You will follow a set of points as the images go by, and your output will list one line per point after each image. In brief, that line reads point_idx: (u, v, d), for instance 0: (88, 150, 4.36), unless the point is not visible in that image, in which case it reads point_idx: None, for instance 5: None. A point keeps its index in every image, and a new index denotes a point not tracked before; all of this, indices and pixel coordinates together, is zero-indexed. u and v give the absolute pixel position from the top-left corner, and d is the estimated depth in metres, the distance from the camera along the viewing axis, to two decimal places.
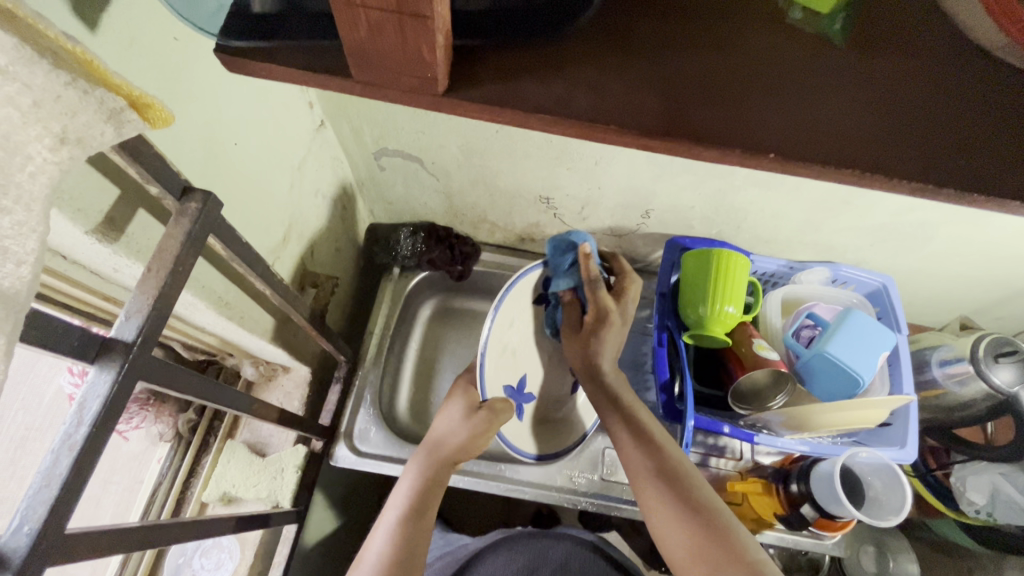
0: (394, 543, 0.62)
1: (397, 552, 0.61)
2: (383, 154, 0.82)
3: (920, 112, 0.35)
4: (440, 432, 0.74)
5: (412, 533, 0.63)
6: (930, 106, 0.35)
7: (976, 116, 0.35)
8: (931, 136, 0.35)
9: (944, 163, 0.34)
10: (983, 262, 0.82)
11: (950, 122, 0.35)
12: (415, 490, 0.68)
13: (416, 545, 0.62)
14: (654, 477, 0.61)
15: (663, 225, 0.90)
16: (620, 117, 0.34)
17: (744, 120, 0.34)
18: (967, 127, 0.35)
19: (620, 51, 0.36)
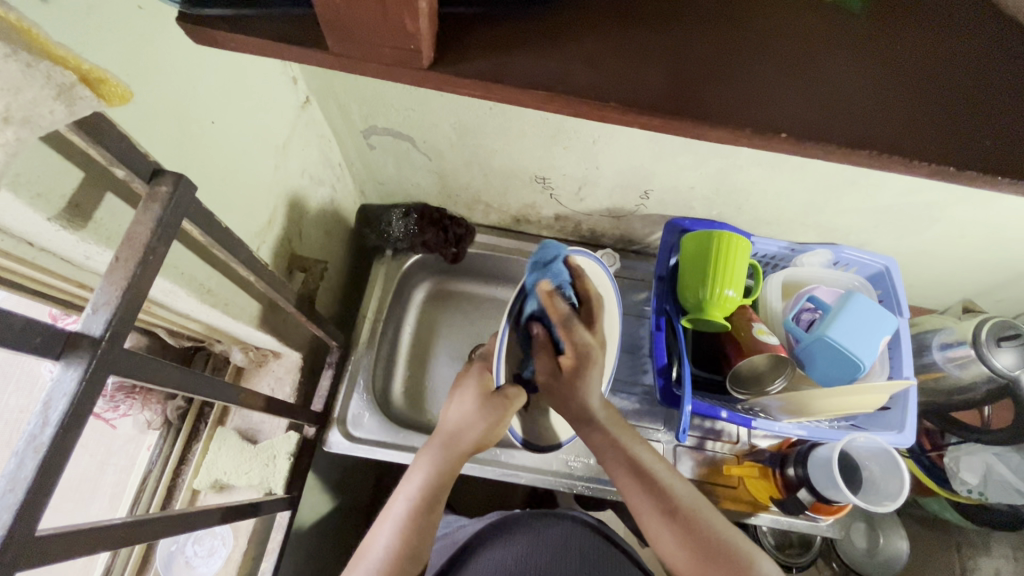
0: (404, 538, 0.58)
1: (405, 549, 0.57)
2: (372, 132, 0.79)
3: (946, 87, 0.33)
4: (456, 423, 0.66)
5: (421, 527, 0.59)
6: (955, 80, 0.33)
7: (1004, 91, 0.33)
8: (956, 112, 0.32)
9: (965, 143, 0.32)
10: (989, 244, 0.80)
11: (977, 96, 0.33)
12: (431, 483, 0.62)
13: (423, 537, 0.59)
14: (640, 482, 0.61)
15: (662, 206, 0.88)
16: (621, 94, 0.31)
17: (756, 96, 0.32)
18: (995, 103, 0.33)
19: (623, 20, 0.33)
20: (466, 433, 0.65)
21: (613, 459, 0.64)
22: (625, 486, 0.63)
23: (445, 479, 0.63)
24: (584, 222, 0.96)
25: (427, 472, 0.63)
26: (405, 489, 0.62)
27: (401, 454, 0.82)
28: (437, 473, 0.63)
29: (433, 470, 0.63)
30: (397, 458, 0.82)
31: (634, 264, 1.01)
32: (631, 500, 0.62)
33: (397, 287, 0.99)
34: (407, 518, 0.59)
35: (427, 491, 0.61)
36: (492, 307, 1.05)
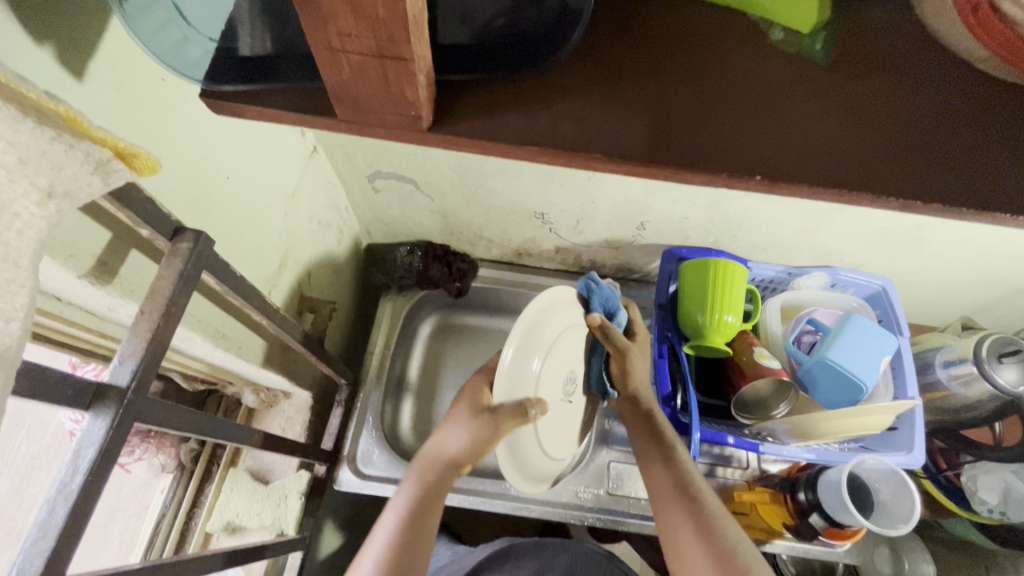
0: (396, 544, 0.57)
1: (399, 554, 0.57)
2: (376, 177, 0.83)
3: (905, 126, 0.36)
4: (437, 443, 0.66)
5: (413, 539, 0.58)
6: (916, 121, 0.36)
7: (963, 129, 0.36)
8: (917, 149, 0.35)
9: (928, 177, 0.34)
10: (982, 262, 0.82)
11: (939, 133, 0.35)
12: (412, 507, 0.61)
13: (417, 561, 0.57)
14: (677, 497, 0.60)
15: (659, 236, 0.90)
16: (606, 146, 0.34)
17: (733, 142, 0.35)
18: (955, 140, 0.35)
19: (604, 80, 0.36)
20: (447, 449, 0.65)
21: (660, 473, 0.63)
22: (660, 491, 0.62)
23: (426, 504, 0.61)
24: (584, 254, 0.99)
25: (408, 504, 0.61)
26: (390, 509, 0.62)
27: None
28: (416, 502, 0.61)
29: (412, 500, 0.62)
30: None
31: (635, 293, 1.03)
32: (664, 509, 0.61)
33: (404, 323, 1.02)
34: (388, 554, 0.57)
35: (410, 516, 0.60)
36: (496, 339, 1.07)
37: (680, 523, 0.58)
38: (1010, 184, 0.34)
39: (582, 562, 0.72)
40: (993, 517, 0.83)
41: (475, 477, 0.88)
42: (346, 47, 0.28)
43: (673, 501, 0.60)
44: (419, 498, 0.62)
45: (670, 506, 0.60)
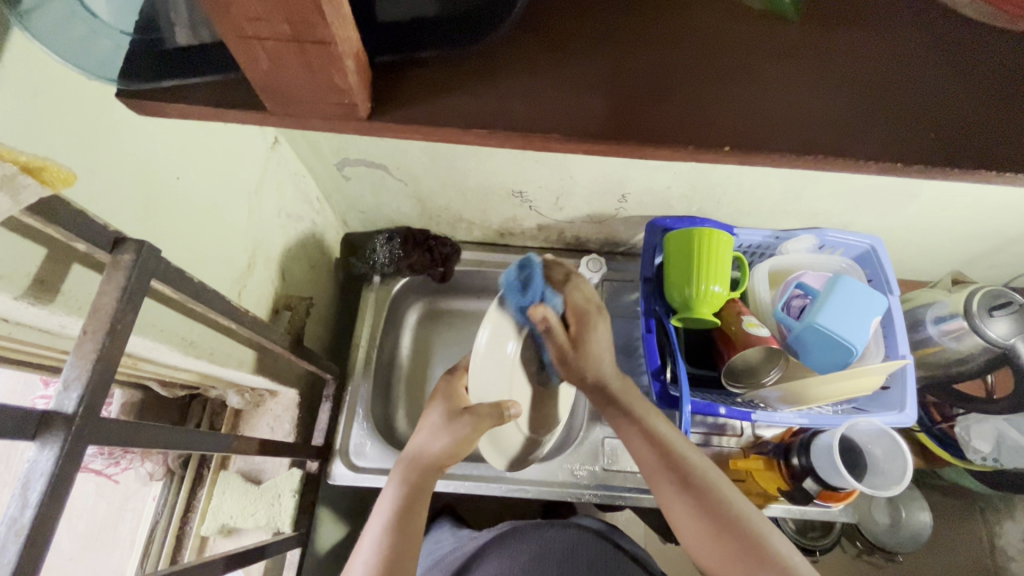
0: (386, 547, 0.57)
1: (388, 557, 0.56)
2: (345, 164, 0.80)
3: (883, 82, 0.33)
4: (418, 443, 0.66)
5: (402, 541, 0.58)
6: (895, 76, 0.33)
7: (950, 83, 0.33)
8: (897, 106, 0.33)
9: (909, 136, 0.32)
10: (971, 213, 0.80)
11: (917, 88, 0.33)
12: (399, 506, 0.61)
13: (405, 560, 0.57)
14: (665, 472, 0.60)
15: (642, 208, 0.88)
16: (562, 124, 0.32)
17: (700, 111, 0.32)
18: (937, 94, 0.33)
19: (558, 51, 0.33)
20: (426, 450, 0.65)
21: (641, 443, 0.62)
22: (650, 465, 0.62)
23: (412, 505, 0.61)
24: (567, 230, 0.97)
25: (393, 507, 0.61)
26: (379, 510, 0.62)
27: None
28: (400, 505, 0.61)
29: (399, 498, 0.62)
30: None
31: (622, 266, 1.02)
32: (658, 487, 0.61)
33: (390, 312, 1.00)
34: (378, 556, 0.56)
35: (396, 519, 0.59)
36: None
37: (676, 500, 0.59)
38: (998, 139, 0.32)
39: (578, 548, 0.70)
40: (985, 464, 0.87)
41: (470, 462, 0.88)
42: (258, 34, 0.25)
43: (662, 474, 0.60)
44: (404, 499, 0.62)
45: (663, 482, 0.60)
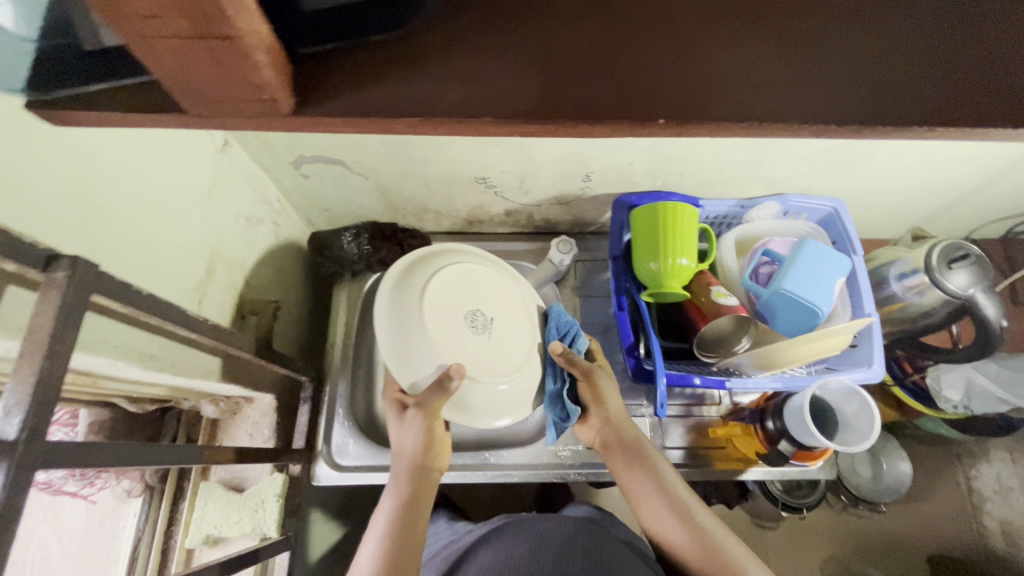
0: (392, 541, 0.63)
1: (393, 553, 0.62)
2: (302, 162, 0.78)
3: (815, 43, 0.33)
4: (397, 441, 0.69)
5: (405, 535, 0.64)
6: (828, 36, 0.33)
7: (880, 40, 0.33)
8: (831, 66, 0.32)
9: (846, 95, 0.32)
10: (929, 168, 0.81)
11: (851, 45, 0.33)
12: (398, 507, 0.66)
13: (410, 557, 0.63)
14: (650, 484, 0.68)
15: (607, 186, 0.87)
16: (497, 108, 0.31)
17: (637, 84, 0.32)
18: (870, 51, 0.33)
19: (489, 33, 0.33)
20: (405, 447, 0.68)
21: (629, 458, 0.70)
22: (632, 476, 0.70)
23: (411, 503, 0.66)
24: (535, 214, 0.96)
25: (393, 509, 0.66)
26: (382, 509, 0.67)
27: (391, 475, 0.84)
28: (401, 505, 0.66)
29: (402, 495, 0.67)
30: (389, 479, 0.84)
31: (594, 245, 1.02)
32: (641, 494, 0.68)
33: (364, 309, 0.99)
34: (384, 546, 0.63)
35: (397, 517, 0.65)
36: None
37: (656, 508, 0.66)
38: (928, 91, 0.32)
39: (577, 538, 0.66)
40: (958, 412, 0.90)
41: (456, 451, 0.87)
42: (154, 29, 0.24)
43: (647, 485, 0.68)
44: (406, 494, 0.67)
45: (648, 494, 0.68)
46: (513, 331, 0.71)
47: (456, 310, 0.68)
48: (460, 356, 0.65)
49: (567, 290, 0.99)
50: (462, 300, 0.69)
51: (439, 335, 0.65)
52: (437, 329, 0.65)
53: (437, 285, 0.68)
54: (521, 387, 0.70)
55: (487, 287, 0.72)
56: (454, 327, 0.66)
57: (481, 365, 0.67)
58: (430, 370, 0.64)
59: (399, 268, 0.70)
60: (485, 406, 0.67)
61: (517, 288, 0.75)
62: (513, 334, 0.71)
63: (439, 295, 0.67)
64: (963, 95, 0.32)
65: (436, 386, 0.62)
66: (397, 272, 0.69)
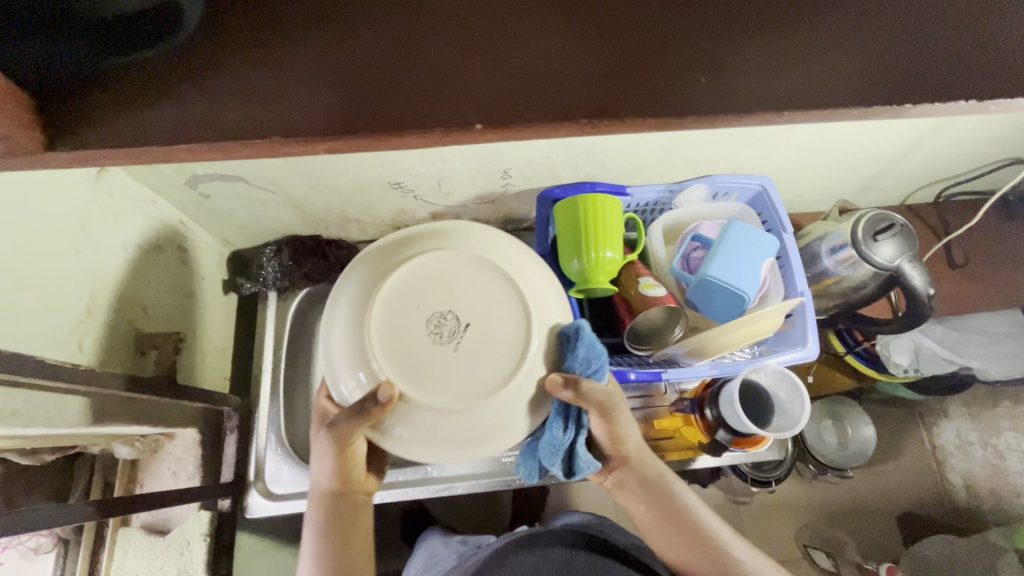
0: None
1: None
2: (197, 182, 0.73)
3: (626, 25, 0.31)
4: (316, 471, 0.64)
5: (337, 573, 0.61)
6: (648, 14, 0.31)
7: (704, 17, 0.31)
8: (654, 51, 0.31)
9: (668, 86, 0.30)
10: (849, 138, 0.79)
11: (670, 24, 0.31)
12: (321, 546, 0.63)
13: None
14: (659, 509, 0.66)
15: (530, 181, 0.84)
16: (279, 126, 0.31)
17: (431, 87, 0.31)
18: (691, 32, 0.31)
19: (266, 44, 0.32)
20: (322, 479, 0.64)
21: (636, 486, 0.67)
22: (643, 505, 0.67)
23: (338, 537, 0.63)
24: (463, 214, 0.92)
25: (314, 548, 0.63)
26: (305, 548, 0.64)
27: None
28: (324, 543, 0.63)
29: (323, 532, 0.64)
30: None
31: (530, 241, 0.99)
32: (651, 521, 0.66)
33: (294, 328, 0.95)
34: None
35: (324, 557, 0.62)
36: None
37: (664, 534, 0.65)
38: (756, 76, 0.30)
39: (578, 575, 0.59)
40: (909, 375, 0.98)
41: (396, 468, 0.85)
42: None
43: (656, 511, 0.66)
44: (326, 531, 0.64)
45: (656, 519, 0.66)
46: (487, 355, 0.52)
47: (419, 313, 0.52)
48: (400, 366, 0.51)
49: None
50: (435, 294, 0.53)
51: (392, 345, 0.51)
52: (392, 338, 0.52)
53: (403, 281, 0.53)
54: (460, 429, 0.51)
55: (473, 292, 0.53)
56: (418, 331, 0.52)
57: (423, 387, 0.51)
58: (364, 381, 0.52)
59: (371, 257, 0.55)
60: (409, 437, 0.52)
61: (523, 292, 0.54)
62: (490, 343, 0.52)
63: (404, 293, 0.53)
64: (797, 71, 0.31)
65: (357, 409, 0.51)
66: (365, 262, 0.55)
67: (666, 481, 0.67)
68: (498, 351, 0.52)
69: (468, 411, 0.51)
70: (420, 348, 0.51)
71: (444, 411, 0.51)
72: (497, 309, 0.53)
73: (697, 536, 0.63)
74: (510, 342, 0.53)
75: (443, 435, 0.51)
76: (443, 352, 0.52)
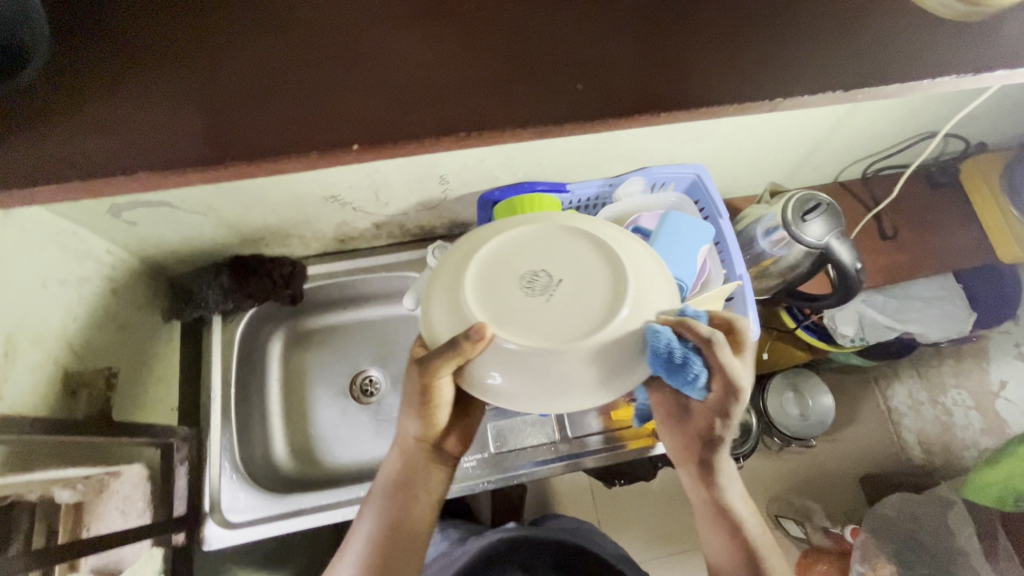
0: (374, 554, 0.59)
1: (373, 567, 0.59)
2: (120, 209, 0.70)
3: (491, 45, 0.37)
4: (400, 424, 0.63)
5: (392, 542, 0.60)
6: (506, 41, 0.37)
7: (553, 41, 0.37)
8: (526, 73, 0.36)
9: (531, 103, 0.36)
10: (772, 123, 0.82)
11: (530, 44, 0.37)
12: (387, 511, 0.61)
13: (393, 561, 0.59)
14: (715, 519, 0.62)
15: (468, 185, 0.84)
16: (169, 156, 0.35)
17: (312, 111, 0.36)
18: (549, 53, 0.37)
19: (152, 74, 0.36)
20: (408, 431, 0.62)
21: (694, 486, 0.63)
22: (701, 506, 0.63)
23: (403, 503, 0.62)
24: (406, 222, 0.92)
25: (380, 512, 0.62)
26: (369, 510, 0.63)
27: (286, 522, 0.81)
28: (388, 508, 0.62)
29: (389, 495, 0.62)
30: (286, 528, 0.81)
31: None
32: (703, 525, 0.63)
33: (242, 351, 0.93)
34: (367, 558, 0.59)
35: (385, 522, 0.61)
36: (357, 333, 1.01)
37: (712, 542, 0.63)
38: (595, 97, 0.36)
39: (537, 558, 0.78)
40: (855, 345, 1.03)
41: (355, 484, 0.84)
42: None
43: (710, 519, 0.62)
44: (393, 494, 0.62)
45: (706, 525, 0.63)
46: (583, 304, 0.48)
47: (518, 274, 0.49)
48: (492, 307, 0.48)
49: None
50: (531, 252, 0.51)
51: (496, 299, 0.48)
52: (490, 297, 0.48)
53: (498, 251, 0.51)
54: (553, 378, 0.47)
55: (576, 262, 0.50)
56: (514, 288, 0.49)
57: (512, 329, 0.47)
58: (455, 322, 0.49)
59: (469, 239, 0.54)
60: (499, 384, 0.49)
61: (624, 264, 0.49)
62: (590, 303, 0.48)
63: (501, 259, 0.50)
64: (648, 83, 0.36)
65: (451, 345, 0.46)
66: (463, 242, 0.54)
67: (725, 492, 0.62)
68: (595, 299, 0.48)
69: (559, 356, 0.46)
70: (524, 306, 0.48)
71: (533, 355, 0.46)
72: (596, 273, 0.49)
73: (746, 549, 0.60)
74: (608, 296, 0.48)
75: (543, 381, 0.47)
76: (541, 306, 0.48)
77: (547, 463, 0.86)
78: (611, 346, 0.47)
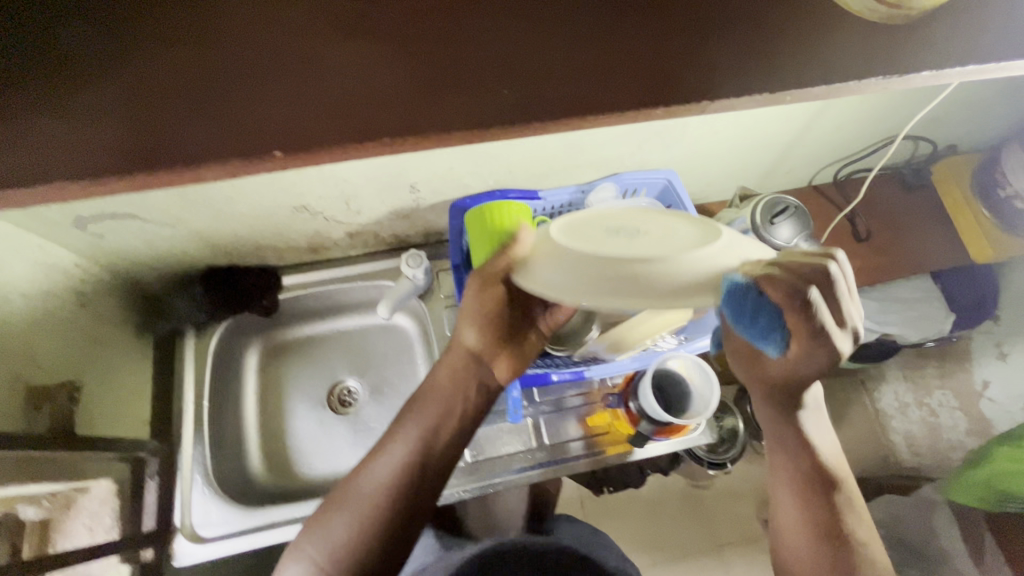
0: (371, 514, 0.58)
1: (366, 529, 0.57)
2: (88, 223, 0.70)
3: (415, 62, 0.39)
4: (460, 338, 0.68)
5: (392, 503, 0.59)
6: (438, 55, 0.39)
7: (479, 53, 0.38)
8: (456, 88, 0.38)
9: (455, 114, 0.38)
10: (740, 127, 0.82)
11: (460, 62, 0.38)
12: (398, 469, 0.60)
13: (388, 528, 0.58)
14: (794, 449, 0.61)
15: (440, 193, 0.85)
16: (90, 167, 0.35)
17: (238, 121, 0.37)
18: (469, 67, 0.38)
19: (84, 91, 0.37)
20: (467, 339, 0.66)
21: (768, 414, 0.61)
22: (776, 435, 0.62)
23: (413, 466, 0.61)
24: (380, 231, 0.92)
25: (391, 469, 0.61)
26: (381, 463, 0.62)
27: (259, 535, 0.80)
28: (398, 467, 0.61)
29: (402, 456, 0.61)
30: (258, 542, 0.80)
31: None
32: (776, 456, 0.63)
33: (217, 363, 0.92)
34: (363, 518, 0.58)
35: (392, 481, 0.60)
36: (333, 343, 1.01)
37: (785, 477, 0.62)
38: (525, 97, 0.38)
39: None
40: None
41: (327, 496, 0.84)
42: None
43: (787, 449, 0.61)
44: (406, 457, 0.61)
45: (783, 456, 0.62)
46: (674, 241, 0.47)
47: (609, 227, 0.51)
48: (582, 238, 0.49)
49: (433, 303, 0.96)
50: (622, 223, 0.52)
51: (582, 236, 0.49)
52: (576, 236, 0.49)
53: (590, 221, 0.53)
54: (630, 287, 0.42)
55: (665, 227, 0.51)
56: (602, 230, 0.50)
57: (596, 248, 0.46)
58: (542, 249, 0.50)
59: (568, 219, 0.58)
60: (555, 280, 0.46)
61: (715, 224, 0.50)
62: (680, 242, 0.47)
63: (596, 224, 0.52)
64: (574, 95, 0.38)
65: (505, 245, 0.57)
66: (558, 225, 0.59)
67: (804, 421, 0.60)
68: (696, 243, 0.46)
69: (647, 264, 0.43)
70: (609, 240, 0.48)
71: (617, 261, 0.43)
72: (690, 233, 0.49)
73: (818, 481, 0.60)
74: (703, 239, 0.47)
75: (622, 289, 0.42)
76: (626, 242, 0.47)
77: (524, 470, 0.85)
78: (694, 263, 0.43)
